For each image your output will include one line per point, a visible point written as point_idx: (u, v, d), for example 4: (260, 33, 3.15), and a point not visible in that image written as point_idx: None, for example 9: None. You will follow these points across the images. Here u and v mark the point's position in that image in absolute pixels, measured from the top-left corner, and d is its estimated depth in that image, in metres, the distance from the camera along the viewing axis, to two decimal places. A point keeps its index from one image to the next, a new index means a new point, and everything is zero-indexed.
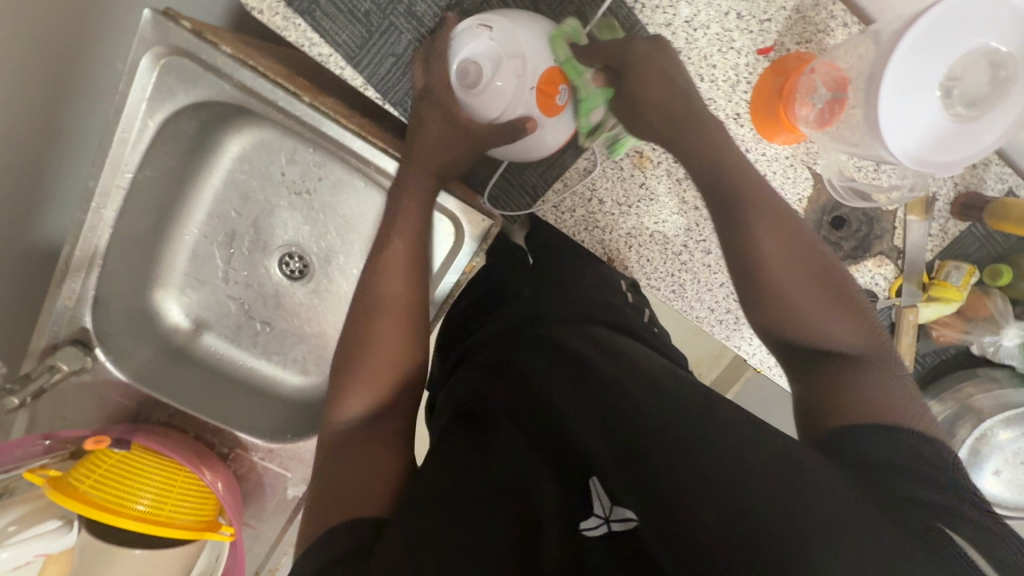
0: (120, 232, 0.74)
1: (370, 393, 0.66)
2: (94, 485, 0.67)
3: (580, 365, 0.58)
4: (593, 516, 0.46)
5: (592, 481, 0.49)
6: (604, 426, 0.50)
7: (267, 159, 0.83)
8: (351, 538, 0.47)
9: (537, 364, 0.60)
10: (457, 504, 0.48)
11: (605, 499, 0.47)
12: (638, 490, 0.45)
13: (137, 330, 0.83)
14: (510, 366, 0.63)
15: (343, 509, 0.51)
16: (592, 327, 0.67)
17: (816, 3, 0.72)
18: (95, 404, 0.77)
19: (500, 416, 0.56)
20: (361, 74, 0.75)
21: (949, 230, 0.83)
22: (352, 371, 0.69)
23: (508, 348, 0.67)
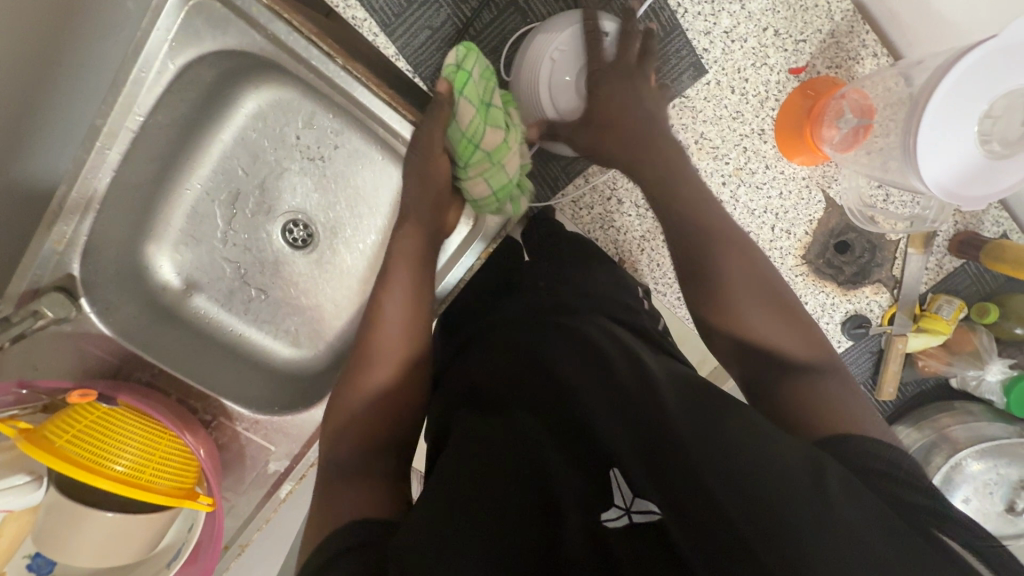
0: (121, 178, 0.70)
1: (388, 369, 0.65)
2: (71, 439, 0.62)
3: (600, 358, 0.57)
4: (614, 507, 0.47)
5: (612, 472, 0.49)
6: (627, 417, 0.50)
7: (283, 120, 0.80)
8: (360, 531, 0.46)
9: (551, 348, 0.60)
10: (472, 490, 0.46)
11: (626, 490, 0.48)
12: (664, 487, 0.44)
13: (125, 283, 0.78)
14: (526, 348, 0.61)
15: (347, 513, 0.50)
16: (608, 323, 0.66)
17: (850, 29, 0.74)
18: (74, 357, 0.72)
19: (513, 399, 0.56)
20: (394, 43, 0.72)
21: (943, 265, 0.86)
22: (369, 368, 0.65)
23: (521, 329, 0.66)
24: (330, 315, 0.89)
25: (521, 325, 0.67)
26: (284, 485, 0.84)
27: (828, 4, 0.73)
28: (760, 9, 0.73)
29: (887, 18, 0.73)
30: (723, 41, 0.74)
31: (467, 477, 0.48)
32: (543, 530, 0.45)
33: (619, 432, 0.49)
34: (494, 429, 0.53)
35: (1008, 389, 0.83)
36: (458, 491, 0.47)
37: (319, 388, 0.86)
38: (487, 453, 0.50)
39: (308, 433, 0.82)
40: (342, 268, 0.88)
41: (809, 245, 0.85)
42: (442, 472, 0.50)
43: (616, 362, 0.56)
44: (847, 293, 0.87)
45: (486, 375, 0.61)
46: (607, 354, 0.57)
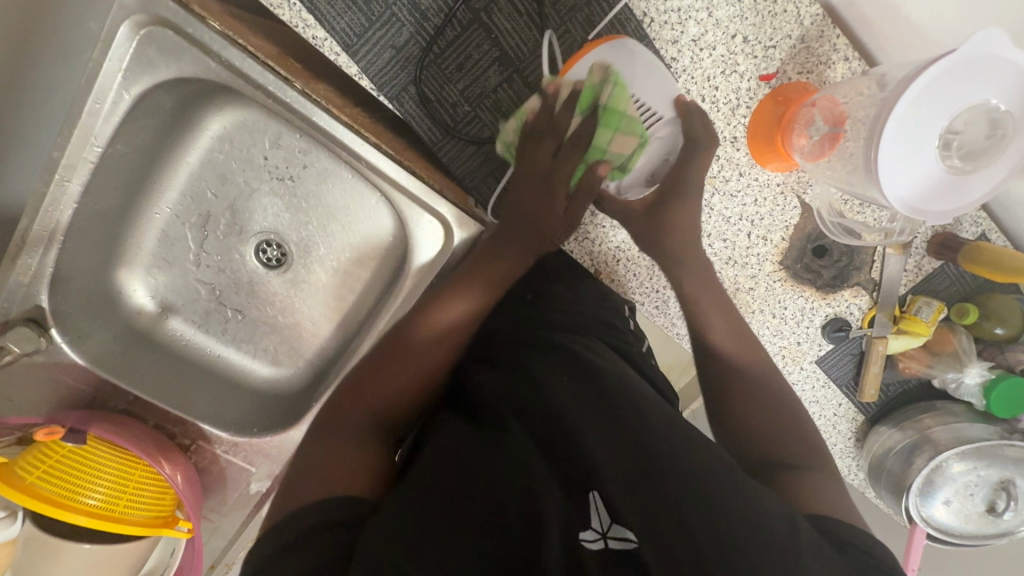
0: (85, 208, 0.69)
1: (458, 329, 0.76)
2: (43, 477, 0.63)
3: (593, 380, 0.58)
4: (591, 529, 0.46)
5: (592, 495, 0.48)
6: (613, 440, 0.51)
7: (249, 141, 0.79)
8: (331, 510, 0.47)
9: (544, 367, 0.60)
10: (452, 502, 0.47)
11: (604, 514, 0.47)
12: (640, 507, 0.45)
13: (99, 310, 0.79)
14: (520, 366, 0.62)
15: (327, 484, 0.50)
16: (598, 346, 0.67)
17: (821, 34, 0.72)
18: (47, 388, 0.72)
19: (503, 414, 0.56)
20: (356, 62, 0.70)
21: (923, 267, 0.86)
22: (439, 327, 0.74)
23: (516, 348, 0.67)
24: (308, 332, 0.89)
25: (514, 344, 0.68)
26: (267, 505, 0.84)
27: (798, 9, 0.71)
28: (727, 16, 0.71)
29: (859, 21, 0.71)
30: (691, 49, 0.73)
31: (457, 483, 0.48)
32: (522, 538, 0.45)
33: (607, 453, 0.50)
34: (483, 442, 0.53)
35: (986, 393, 0.82)
36: (439, 502, 0.47)
37: (299, 407, 0.87)
38: (476, 467, 0.50)
39: (288, 454, 0.82)
40: (317, 285, 0.87)
41: (786, 251, 0.84)
42: (425, 477, 0.50)
43: (608, 386, 0.57)
44: (826, 297, 0.87)
45: (484, 385, 0.61)
46: (601, 378, 0.58)
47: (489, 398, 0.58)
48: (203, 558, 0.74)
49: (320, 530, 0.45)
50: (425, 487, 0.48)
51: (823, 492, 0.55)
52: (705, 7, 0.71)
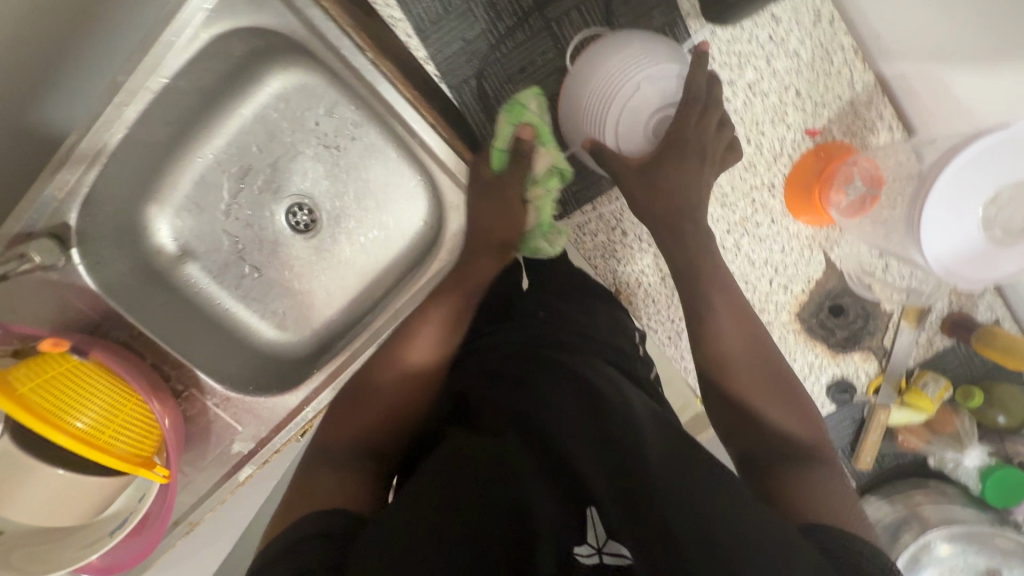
0: (135, 137, 0.70)
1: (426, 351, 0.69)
2: (35, 390, 0.60)
3: (593, 390, 0.55)
4: (586, 544, 0.46)
5: (589, 509, 0.49)
6: (607, 447, 0.47)
7: (305, 104, 0.80)
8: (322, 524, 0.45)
9: (544, 376, 0.58)
10: (438, 509, 0.44)
11: (601, 530, 0.47)
12: (634, 526, 0.41)
13: (121, 241, 0.78)
14: (519, 372, 0.60)
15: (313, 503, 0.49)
16: (603, 365, 0.64)
17: (869, 101, 0.76)
18: (53, 306, 0.71)
19: (501, 423, 0.53)
20: (426, 47, 0.74)
21: (934, 342, 0.87)
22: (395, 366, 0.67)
23: (517, 357, 0.64)
24: (320, 301, 0.88)
25: (522, 354, 0.64)
26: (245, 468, 0.82)
27: (850, 73, 0.75)
28: (784, 68, 0.75)
29: (906, 95, 0.75)
30: (745, 93, 0.75)
31: (442, 490, 0.46)
32: (510, 566, 0.41)
33: (605, 473, 0.45)
34: (477, 451, 0.50)
35: (985, 475, 0.82)
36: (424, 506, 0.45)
37: (299, 374, 0.86)
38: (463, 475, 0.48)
39: (279, 419, 0.81)
40: (340, 257, 0.87)
41: (805, 303, 0.85)
42: (412, 497, 0.47)
43: (608, 401, 0.53)
44: (836, 357, 0.87)
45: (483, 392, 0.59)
46: (604, 392, 0.55)
47: (487, 406, 0.57)
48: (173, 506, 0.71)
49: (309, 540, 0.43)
50: (414, 501, 0.46)
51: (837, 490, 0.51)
52: (765, 56, 0.74)
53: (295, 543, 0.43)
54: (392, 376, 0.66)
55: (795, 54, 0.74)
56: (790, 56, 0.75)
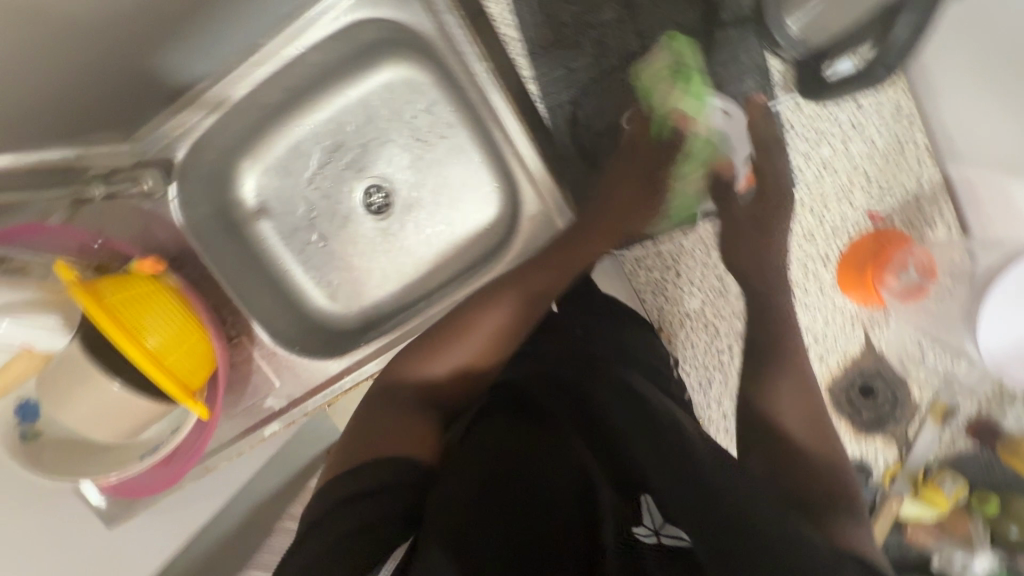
0: (254, 95, 0.77)
1: (479, 344, 0.70)
2: (120, 302, 0.64)
3: (638, 399, 0.63)
4: (644, 526, 0.50)
5: (644, 498, 0.53)
6: (654, 442, 0.54)
7: (406, 98, 0.86)
8: (391, 470, 0.52)
9: (597, 385, 0.66)
10: (511, 474, 0.51)
11: (658, 516, 0.51)
12: (680, 503, 0.47)
13: (212, 187, 0.84)
14: (576, 378, 0.68)
15: (378, 448, 0.55)
16: (644, 379, 0.70)
17: (934, 197, 0.80)
18: (142, 233, 0.77)
19: (563, 418, 0.61)
20: (533, 68, 0.82)
21: (956, 442, 0.86)
22: (450, 347, 0.69)
23: (574, 361, 0.72)
24: (375, 281, 0.92)
25: (578, 364, 0.71)
26: (271, 425, 0.83)
27: (921, 168, 0.79)
28: (858, 151, 0.80)
29: (970, 199, 0.79)
30: (817, 167, 0.82)
31: (512, 456, 0.53)
32: (585, 535, 0.48)
33: (652, 465, 0.52)
34: (536, 436, 0.56)
35: None
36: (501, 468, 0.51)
37: (341, 345, 0.89)
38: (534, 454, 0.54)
39: (315, 384, 0.83)
40: (403, 243, 0.91)
41: (837, 378, 0.87)
42: (487, 462, 0.52)
43: (654, 413, 0.59)
44: (857, 437, 0.89)
45: (539, 385, 0.67)
46: (650, 405, 0.61)
47: (547, 398, 0.64)
48: (207, 443, 0.75)
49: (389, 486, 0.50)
50: (488, 464, 0.52)
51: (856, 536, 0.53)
52: (842, 137, 0.80)
53: (374, 486, 0.50)
54: (447, 364, 0.69)
55: (871, 141, 0.80)
56: (866, 141, 0.80)
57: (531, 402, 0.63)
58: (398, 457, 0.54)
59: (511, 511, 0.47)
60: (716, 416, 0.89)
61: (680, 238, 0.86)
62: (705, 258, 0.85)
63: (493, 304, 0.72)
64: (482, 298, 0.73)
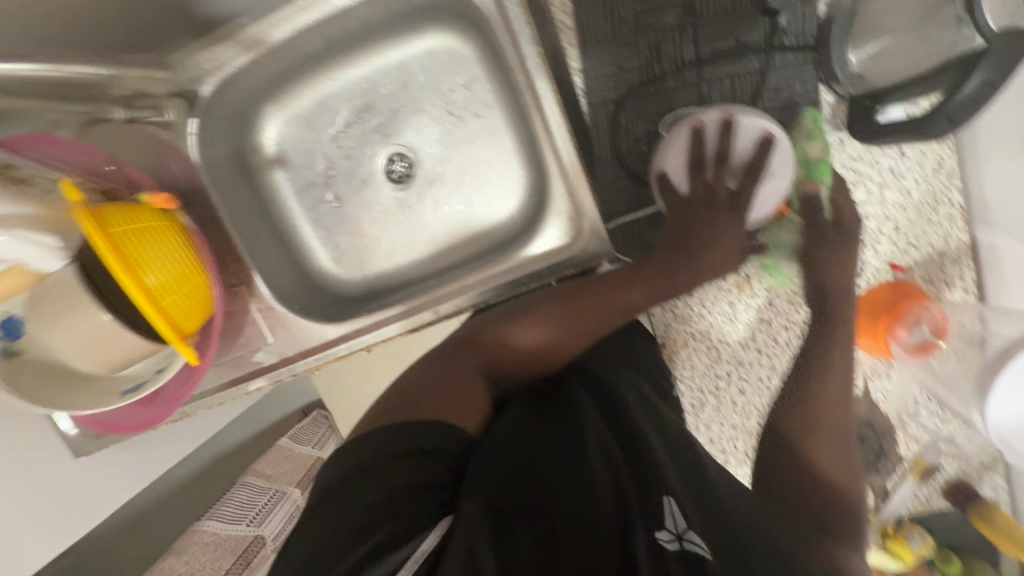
0: (293, 41, 0.73)
1: (555, 338, 0.72)
2: (124, 234, 0.61)
3: (661, 417, 0.64)
4: (667, 529, 0.45)
5: (666, 500, 0.48)
6: (677, 461, 0.55)
7: (447, 69, 0.83)
8: (426, 434, 0.53)
9: (621, 392, 0.67)
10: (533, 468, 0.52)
11: (682, 519, 0.46)
12: (704, 522, 0.48)
13: (233, 127, 0.81)
14: (601, 381, 0.69)
15: (425, 408, 0.56)
16: (660, 400, 0.71)
17: (956, 258, 0.80)
18: (154, 164, 0.74)
19: (589, 416, 0.61)
20: (581, 60, 0.83)
21: (931, 501, 0.89)
22: (531, 330, 0.71)
23: (601, 364, 0.72)
24: (384, 251, 0.90)
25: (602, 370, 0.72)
26: (257, 380, 0.81)
27: (949, 228, 0.80)
28: (892, 199, 0.80)
29: (991, 267, 0.79)
30: (848, 209, 0.81)
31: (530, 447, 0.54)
32: (607, 520, 0.46)
33: (673, 476, 0.52)
34: (569, 438, 0.57)
35: None
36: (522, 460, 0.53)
37: (339, 310, 0.87)
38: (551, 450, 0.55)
39: (309, 345, 0.82)
40: (420, 217, 0.89)
41: None
42: (508, 451, 0.53)
43: (673, 435, 0.61)
44: None
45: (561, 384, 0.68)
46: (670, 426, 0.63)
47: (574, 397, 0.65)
48: (192, 389, 0.72)
49: (417, 454, 0.51)
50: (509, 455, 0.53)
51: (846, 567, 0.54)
52: (879, 183, 0.80)
53: (408, 451, 0.51)
54: (521, 341, 0.70)
55: (906, 193, 0.80)
56: (902, 192, 0.80)
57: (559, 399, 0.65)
58: (434, 420, 0.55)
59: (541, 509, 0.47)
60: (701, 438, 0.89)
61: None
62: (720, 281, 0.85)
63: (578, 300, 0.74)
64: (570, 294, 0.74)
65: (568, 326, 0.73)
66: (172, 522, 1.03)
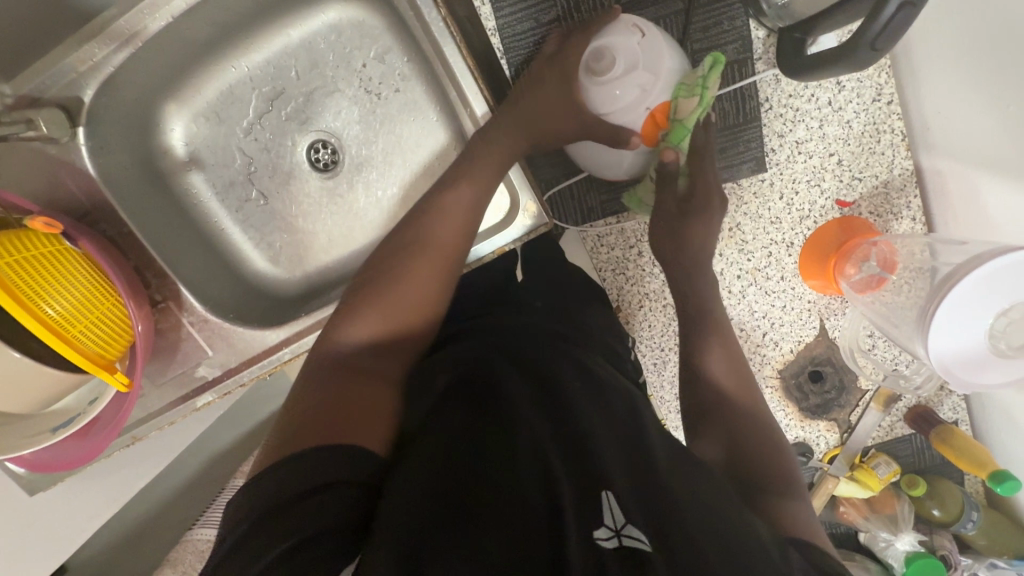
0: (175, 28, 0.67)
1: (406, 296, 0.61)
2: (11, 265, 0.56)
3: (600, 386, 0.58)
4: (603, 526, 0.41)
5: (604, 495, 0.43)
6: (618, 443, 0.50)
7: (356, 43, 0.78)
8: (334, 468, 0.43)
9: (554, 364, 0.60)
10: (461, 476, 0.44)
11: (620, 513, 0.41)
12: (651, 516, 0.43)
13: (131, 131, 0.74)
14: (532, 353, 0.61)
15: (321, 435, 0.46)
16: (605, 367, 0.65)
17: (903, 187, 0.79)
18: (46, 183, 0.67)
19: (521, 397, 0.53)
20: (495, 18, 0.76)
21: (895, 428, 0.91)
22: (376, 307, 0.60)
23: (531, 337, 0.65)
24: (320, 246, 0.85)
25: (530, 339, 0.64)
26: (205, 395, 0.76)
27: (893, 156, 0.78)
28: (834, 134, 0.78)
29: (937, 191, 0.77)
30: (791, 149, 0.79)
31: (452, 449, 0.47)
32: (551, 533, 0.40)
33: (612, 461, 0.47)
34: (491, 423, 0.50)
35: (908, 560, 0.86)
36: (451, 466, 0.45)
37: (280, 314, 0.83)
38: (477, 448, 0.47)
39: (252, 355, 0.77)
40: (353, 206, 0.84)
41: (789, 363, 0.88)
42: (435, 455, 0.46)
43: (610, 410, 0.55)
44: (804, 419, 0.90)
45: (483, 360, 0.60)
46: (609, 395, 0.57)
47: (498, 374, 0.57)
48: (127, 417, 0.68)
49: (329, 486, 0.42)
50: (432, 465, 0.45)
51: (812, 519, 0.53)
52: (819, 118, 0.78)
53: (320, 482, 0.42)
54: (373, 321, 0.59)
55: (847, 124, 0.77)
56: (843, 124, 0.78)
57: (486, 377, 0.56)
58: (341, 446, 0.45)
59: (462, 523, 0.40)
60: (668, 395, 0.90)
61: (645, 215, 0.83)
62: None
63: (415, 247, 0.63)
64: (411, 246, 0.63)
65: (421, 277, 0.62)
66: (149, 548, 1.00)
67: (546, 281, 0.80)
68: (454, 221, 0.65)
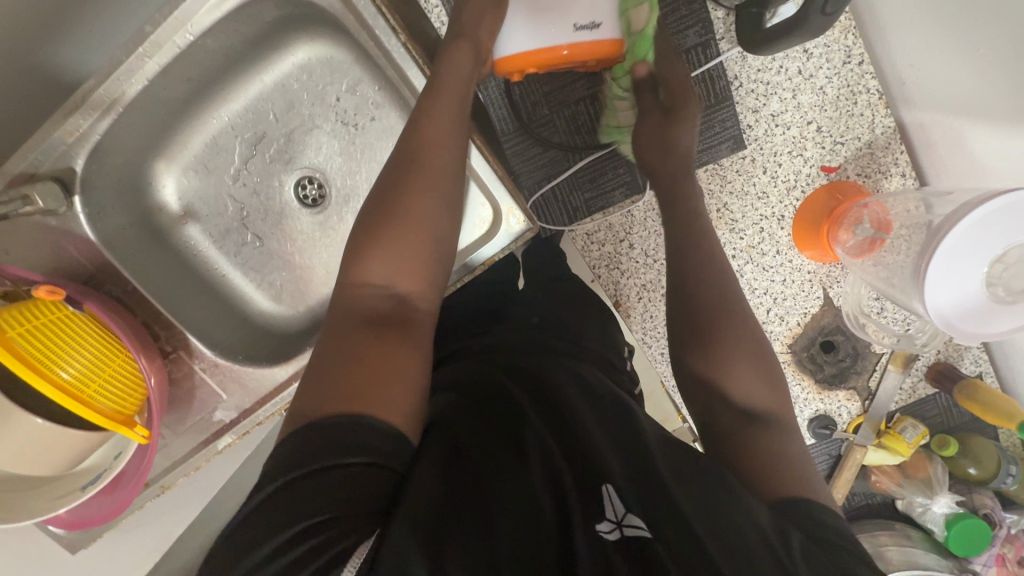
0: (152, 90, 0.69)
1: (409, 236, 0.58)
2: (25, 335, 0.59)
3: (596, 389, 0.59)
4: (605, 519, 0.42)
5: (605, 488, 0.43)
6: (617, 440, 0.51)
7: (327, 78, 0.81)
8: (352, 440, 0.42)
9: (553, 370, 0.61)
10: (477, 472, 0.44)
11: (619, 503, 0.42)
12: (653, 507, 0.43)
13: (125, 191, 0.77)
14: (534, 360, 0.63)
15: (341, 404, 0.45)
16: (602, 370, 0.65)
17: (887, 145, 0.78)
18: (50, 253, 0.70)
19: (527, 401, 0.54)
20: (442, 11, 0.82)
21: (917, 389, 0.89)
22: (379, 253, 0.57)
23: (531, 346, 0.66)
24: (318, 279, 0.86)
25: (522, 348, 0.65)
26: (225, 437, 0.78)
27: (873, 116, 0.77)
28: (809, 102, 0.78)
29: (922, 143, 0.77)
30: (767, 122, 0.79)
31: (467, 448, 0.47)
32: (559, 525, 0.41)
33: (612, 462, 0.47)
34: (501, 425, 0.51)
35: (950, 524, 0.84)
36: (465, 463, 0.45)
37: (288, 349, 0.85)
38: (491, 447, 0.47)
39: (264, 392, 0.78)
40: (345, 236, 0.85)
41: (797, 336, 0.87)
42: (450, 454, 0.46)
43: (609, 411, 0.55)
44: (821, 391, 0.88)
45: (490, 370, 0.61)
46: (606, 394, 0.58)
47: (507, 381, 0.58)
48: (150, 470, 0.71)
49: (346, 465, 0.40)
50: (448, 462, 0.44)
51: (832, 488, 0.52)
52: (791, 89, 0.77)
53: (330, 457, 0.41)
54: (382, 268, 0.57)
55: (820, 90, 0.77)
56: (816, 91, 0.77)
57: (491, 387, 0.57)
58: (358, 420, 0.43)
59: (468, 513, 0.40)
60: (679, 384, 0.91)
61: (629, 207, 0.85)
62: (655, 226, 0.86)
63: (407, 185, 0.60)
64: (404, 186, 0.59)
65: (418, 213, 0.59)
66: None
67: (541, 287, 0.80)
68: (441, 149, 0.61)
